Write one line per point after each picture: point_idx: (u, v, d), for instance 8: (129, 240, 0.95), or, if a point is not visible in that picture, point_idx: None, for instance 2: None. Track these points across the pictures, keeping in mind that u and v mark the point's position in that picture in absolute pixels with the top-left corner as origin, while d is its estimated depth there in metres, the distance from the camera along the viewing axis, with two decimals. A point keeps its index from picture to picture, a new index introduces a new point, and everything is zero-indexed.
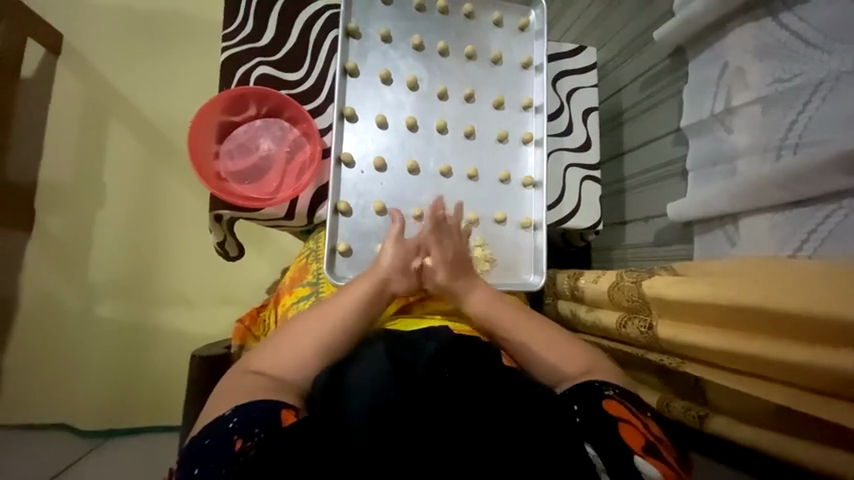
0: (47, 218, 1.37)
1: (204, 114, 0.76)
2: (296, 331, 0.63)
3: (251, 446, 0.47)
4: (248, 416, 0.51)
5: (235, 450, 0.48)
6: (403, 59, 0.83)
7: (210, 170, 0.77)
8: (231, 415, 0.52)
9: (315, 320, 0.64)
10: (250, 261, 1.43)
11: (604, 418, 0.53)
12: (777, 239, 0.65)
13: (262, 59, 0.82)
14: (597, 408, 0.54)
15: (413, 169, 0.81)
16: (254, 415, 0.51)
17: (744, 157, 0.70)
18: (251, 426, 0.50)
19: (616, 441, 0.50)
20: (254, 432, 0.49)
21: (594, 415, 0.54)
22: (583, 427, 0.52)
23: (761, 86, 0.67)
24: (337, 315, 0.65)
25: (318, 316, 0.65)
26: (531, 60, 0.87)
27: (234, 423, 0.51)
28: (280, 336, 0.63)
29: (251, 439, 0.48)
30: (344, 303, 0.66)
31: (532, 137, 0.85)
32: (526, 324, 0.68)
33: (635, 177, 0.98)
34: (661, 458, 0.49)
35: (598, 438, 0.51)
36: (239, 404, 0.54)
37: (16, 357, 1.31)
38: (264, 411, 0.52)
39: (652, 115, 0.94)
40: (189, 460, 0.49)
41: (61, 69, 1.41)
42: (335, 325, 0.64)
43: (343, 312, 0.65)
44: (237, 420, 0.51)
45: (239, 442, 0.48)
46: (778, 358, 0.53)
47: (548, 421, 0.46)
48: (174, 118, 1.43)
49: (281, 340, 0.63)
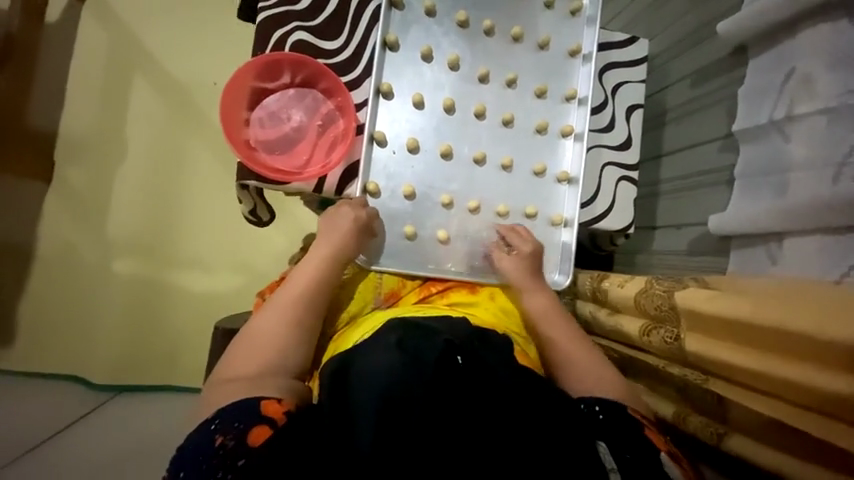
0: (65, 171, 1.36)
1: (238, 78, 0.73)
2: (263, 319, 0.61)
3: (230, 440, 0.47)
4: (228, 415, 0.50)
5: (215, 445, 0.47)
6: (446, 36, 0.79)
7: (240, 137, 0.73)
8: (213, 418, 0.50)
9: (279, 313, 0.61)
10: (266, 232, 1.43)
11: (628, 420, 0.54)
12: (823, 262, 0.61)
13: (299, 24, 0.78)
14: (618, 412, 0.54)
15: (446, 154, 0.78)
16: (233, 413, 0.50)
17: (800, 170, 0.65)
18: (232, 420, 0.49)
19: (641, 441, 0.51)
20: (234, 426, 0.48)
21: (617, 416, 0.54)
22: (604, 427, 0.53)
23: (831, 96, 0.62)
24: (300, 290, 0.63)
25: (276, 301, 0.63)
26: (580, 47, 0.82)
27: (216, 424, 0.49)
28: (245, 340, 0.60)
29: (231, 433, 0.48)
30: (306, 284, 0.64)
31: (572, 130, 0.81)
32: (579, 345, 0.64)
33: (672, 182, 0.94)
34: (678, 461, 0.51)
35: (615, 438, 0.51)
36: (220, 406, 0.52)
37: (32, 305, 1.33)
38: (246, 406, 0.50)
39: (700, 117, 0.89)
40: (175, 464, 0.48)
41: (85, 18, 1.36)
42: (296, 304, 0.62)
43: (306, 286, 0.64)
44: (218, 421, 0.49)
45: (219, 437, 0.48)
46: (812, 387, 0.52)
47: (552, 422, 0.46)
48: (197, 78, 1.39)
49: (252, 336, 0.60)
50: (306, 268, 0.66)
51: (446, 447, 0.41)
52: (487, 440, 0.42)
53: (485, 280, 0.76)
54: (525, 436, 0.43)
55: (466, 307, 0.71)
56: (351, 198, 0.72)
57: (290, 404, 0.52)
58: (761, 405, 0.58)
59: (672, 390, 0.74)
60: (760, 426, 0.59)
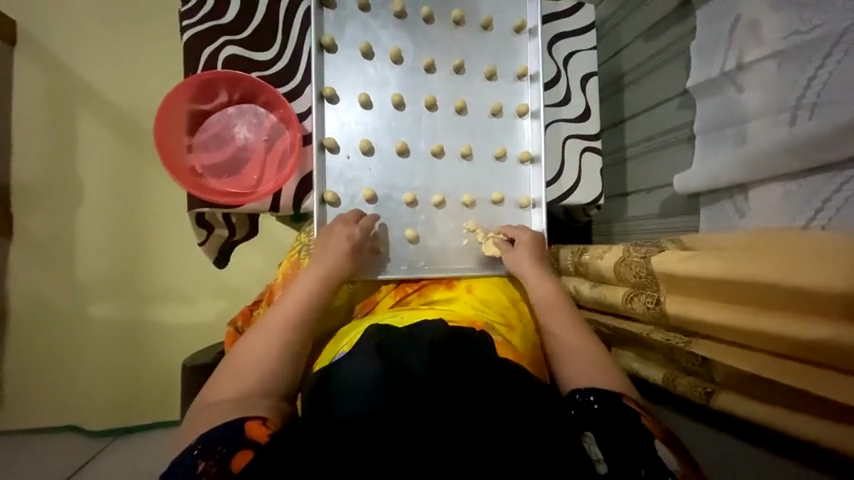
0: (24, 220, 1.31)
1: (170, 103, 0.70)
2: (253, 337, 0.57)
3: (213, 466, 0.43)
4: (211, 438, 0.45)
5: (197, 472, 0.43)
6: (384, 29, 0.76)
7: (184, 164, 0.71)
8: (194, 444, 0.45)
9: (271, 332, 0.57)
10: (244, 252, 1.40)
11: (624, 410, 0.50)
12: (790, 209, 0.60)
13: (228, 38, 0.75)
14: (615, 399, 0.51)
15: (402, 151, 0.76)
16: (216, 435, 0.46)
17: (756, 119, 0.64)
18: (215, 445, 0.45)
19: (634, 427, 0.48)
20: (217, 450, 0.44)
21: (611, 403, 0.50)
22: (593, 420, 0.49)
23: (778, 39, 0.60)
24: (295, 308, 0.60)
25: (269, 319, 0.59)
26: (525, 22, 0.79)
27: (198, 449, 0.45)
28: (233, 360, 0.56)
29: (214, 458, 0.43)
30: (299, 301, 0.61)
31: (528, 109, 0.79)
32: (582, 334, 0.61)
33: (637, 146, 0.93)
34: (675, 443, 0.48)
35: (606, 427, 0.48)
36: (204, 430, 0.47)
37: (13, 362, 1.29)
38: (229, 428, 0.46)
39: (656, 76, 0.87)
40: None
41: (18, 58, 1.30)
42: (290, 323, 0.59)
43: (301, 303, 0.61)
44: (201, 446, 0.45)
45: (200, 464, 0.43)
46: (791, 339, 0.51)
47: (539, 418, 0.44)
48: (146, 105, 1.35)
49: (241, 354, 0.56)
50: (301, 284, 0.62)
51: (436, 449, 0.39)
52: (474, 438, 0.40)
53: (461, 274, 0.75)
54: (512, 425, 0.42)
55: (457, 305, 0.68)
56: (348, 217, 0.69)
57: (276, 425, 0.47)
58: (744, 361, 0.57)
59: (659, 354, 0.74)
60: (748, 384, 0.59)
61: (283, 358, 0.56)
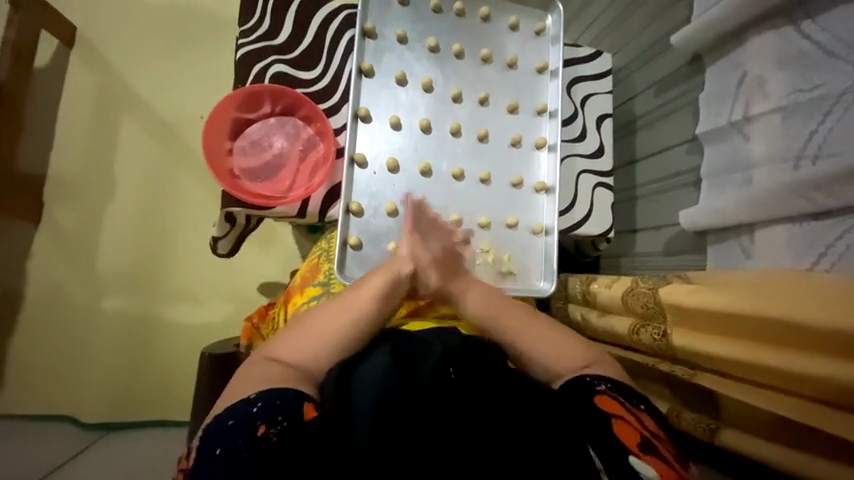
0: (54, 210, 1.37)
1: (220, 110, 0.77)
2: (317, 319, 0.61)
3: (275, 433, 0.45)
4: (271, 403, 0.49)
5: (258, 435, 0.45)
6: (419, 60, 0.83)
7: (224, 166, 0.77)
8: (255, 400, 0.49)
9: (337, 318, 0.61)
10: (258, 258, 1.44)
11: (596, 413, 0.51)
12: (793, 250, 0.63)
13: (277, 57, 0.82)
14: (589, 402, 0.52)
15: (426, 171, 0.80)
16: (278, 403, 0.49)
17: (761, 166, 0.68)
18: (276, 414, 0.47)
19: (610, 439, 0.47)
20: (278, 420, 0.47)
21: (586, 408, 0.51)
22: (576, 420, 0.50)
23: (781, 95, 0.65)
24: (362, 304, 0.62)
25: (342, 305, 0.62)
26: (547, 65, 0.86)
27: (258, 408, 0.48)
28: (299, 326, 0.61)
29: (275, 426, 0.46)
30: (366, 299, 0.63)
31: (545, 142, 0.84)
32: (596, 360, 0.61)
33: (647, 186, 0.97)
34: (659, 454, 0.47)
35: (598, 437, 0.47)
36: (264, 389, 0.51)
37: (23, 347, 1.32)
38: (289, 399, 0.49)
39: (666, 122, 0.93)
40: (209, 441, 0.47)
41: (73, 61, 1.40)
42: (357, 321, 0.61)
43: (367, 306, 0.62)
44: (261, 405, 0.49)
45: (262, 427, 0.46)
46: (794, 374, 0.52)
47: (554, 427, 0.44)
48: (184, 113, 1.43)
49: (301, 331, 0.60)
50: (370, 285, 0.65)
51: (454, 440, 0.41)
52: (489, 434, 0.41)
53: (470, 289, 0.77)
54: (531, 420, 0.43)
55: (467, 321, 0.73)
56: (409, 226, 0.71)
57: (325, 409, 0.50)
58: (750, 397, 0.58)
59: (664, 388, 0.73)
60: (753, 422, 0.59)
61: (338, 348, 0.58)
